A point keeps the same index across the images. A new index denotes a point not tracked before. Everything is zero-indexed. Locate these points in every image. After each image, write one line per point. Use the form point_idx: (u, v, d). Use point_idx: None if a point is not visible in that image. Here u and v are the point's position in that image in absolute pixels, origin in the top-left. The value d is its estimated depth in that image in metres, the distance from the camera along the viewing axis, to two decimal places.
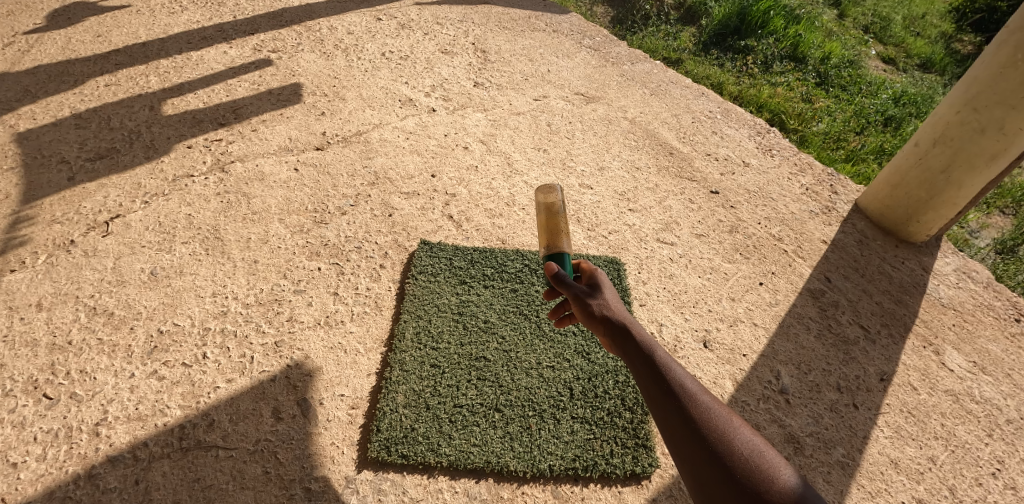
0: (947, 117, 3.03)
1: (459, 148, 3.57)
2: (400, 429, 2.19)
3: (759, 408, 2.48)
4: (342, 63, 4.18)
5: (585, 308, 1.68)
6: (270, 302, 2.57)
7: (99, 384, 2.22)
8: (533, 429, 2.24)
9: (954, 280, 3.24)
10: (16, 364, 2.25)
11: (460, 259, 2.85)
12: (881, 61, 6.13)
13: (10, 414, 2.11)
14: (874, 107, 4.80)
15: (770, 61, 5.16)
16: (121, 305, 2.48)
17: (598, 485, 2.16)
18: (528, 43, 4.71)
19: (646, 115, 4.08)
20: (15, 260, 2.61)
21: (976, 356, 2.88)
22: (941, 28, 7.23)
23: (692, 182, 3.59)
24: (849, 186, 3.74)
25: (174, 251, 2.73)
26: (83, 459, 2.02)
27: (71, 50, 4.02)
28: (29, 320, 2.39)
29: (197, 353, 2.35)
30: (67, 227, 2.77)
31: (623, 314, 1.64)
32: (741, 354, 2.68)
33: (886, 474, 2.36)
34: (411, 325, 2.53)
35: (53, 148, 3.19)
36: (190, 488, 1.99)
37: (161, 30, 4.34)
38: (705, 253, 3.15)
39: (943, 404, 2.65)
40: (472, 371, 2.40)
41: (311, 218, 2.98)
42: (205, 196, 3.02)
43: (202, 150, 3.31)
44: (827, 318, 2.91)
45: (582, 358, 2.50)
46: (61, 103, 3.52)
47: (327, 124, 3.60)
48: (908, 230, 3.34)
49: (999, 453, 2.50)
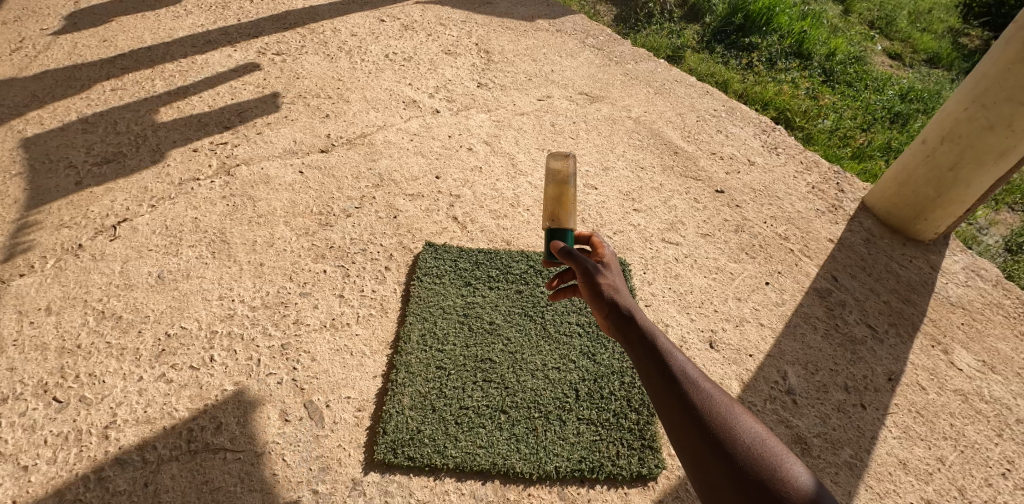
0: (955, 113, 3.00)
1: (462, 149, 3.57)
2: (407, 431, 2.19)
3: (766, 409, 2.47)
4: (346, 65, 4.19)
5: (590, 285, 1.68)
6: (277, 305, 2.58)
7: (108, 387, 2.24)
8: (538, 431, 2.24)
9: (963, 278, 3.21)
10: (26, 367, 2.27)
11: (465, 260, 2.85)
12: (887, 57, 6.09)
13: (21, 418, 2.13)
14: (881, 103, 4.75)
15: (775, 58, 5.15)
16: (129, 309, 2.50)
17: (604, 487, 2.15)
18: (531, 43, 4.70)
19: (649, 115, 4.07)
20: (24, 264, 2.63)
21: (985, 355, 2.85)
22: (949, 22, 7.15)
23: (697, 182, 3.58)
24: (855, 184, 3.70)
25: (180, 255, 2.75)
26: (92, 462, 2.03)
27: (78, 54, 4.05)
28: (38, 324, 2.41)
29: (204, 356, 2.36)
30: (75, 232, 2.79)
31: (626, 298, 1.64)
32: (747, 354, 2.67)
33: (895, 475, 2.35)
34: (416, 326, 2.53)
35: (61, 153, 3.22)
36: (199, 491, 2.00)
37: (166, 34, 4.36)
38: (711, 253, 3.14)
39: (952, 403, 2.63)
40: (478, 373, 2.40)
41: (317, 220, 2.99)
42: (211, 199, 3.04)
43: (207, 153, 3.32)
44: (834, 318, 2.89)
45: (587, 360, 2.50)
46: (68, 107, 3.55)
47: (331, 126, 3.61)
48: (915, 228, 3.31)
49: (1010, 453, 2.48)
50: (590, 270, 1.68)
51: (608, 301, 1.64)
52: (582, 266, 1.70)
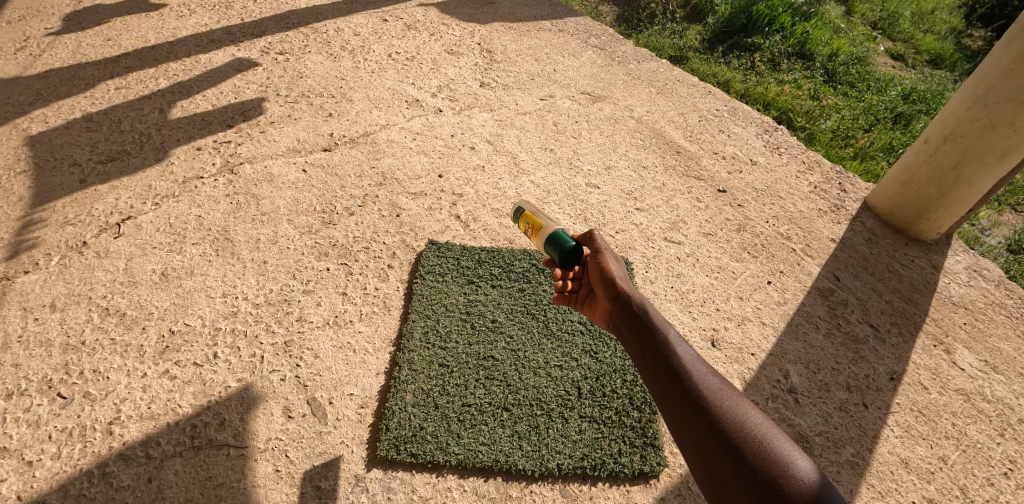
0: (956, 113, 3.01)
1: (465, 148, 3.58)
2: (410, 428, 2.20)
3: (768, 407, 2.47)
4: (349, 64, 4.21)
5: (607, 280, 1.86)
6: (281, 302, 2.59)
7: (112, 383, 2.25)
8: (540, 428, 2.25)
9: (965, 278, 3.21)
10: (30, 364, 2.28)
11: (467, 259, 2.86)
12: (889, 57, 6.08)
13: (26, 413, 2.14)
14: (883, 104, 4.76)
15: (777, 58, 5.15)
16: (133, 305, 2.51)
17: (607, 484, 2.16)
18: (534, 43, 4.71)
19: (653, 115, 4.07)
20: (28, 261, 2.64)
21: (987, 355, 2.85)
22: (952, 23, 7.13)
23: (699, 182, 3.58)
24: (857, 183, 3.70)
25: (184, 252, 2.76)
26: (96, 457, 2.04)
27: (82, 53, 4.06)
28: (43, 321, 2.42)
29: (208, 353, 2.37)
30: (79, 229, 2.81)
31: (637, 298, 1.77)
32: (749, 353, 2.68)
33: (896, 474, 2.35)
34: (419, 324, 2.54)
35: (66, 151, 3.23)
36: (203, 487, 2.01)
37: (170, 33, 4.38)
38: (713, 252, 3.14)
39: (954, 403, 2.63)
40: (480, 371, 2.41)
41: (320, 218, 3.00)
42: (215, 197, 3.05)
43: (212, 151, 3.34)
44: (836, 317, 2.90)
45: (589, 358, 2.50)
46: (72, 106, 3.56)
47: (334, 125, 3.62)
48: (918, 228, 3.31)
49: (1012, 453, 2.48)
50: (603, 251, 1.94)
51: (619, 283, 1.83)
52: (595, 250, 1.96)
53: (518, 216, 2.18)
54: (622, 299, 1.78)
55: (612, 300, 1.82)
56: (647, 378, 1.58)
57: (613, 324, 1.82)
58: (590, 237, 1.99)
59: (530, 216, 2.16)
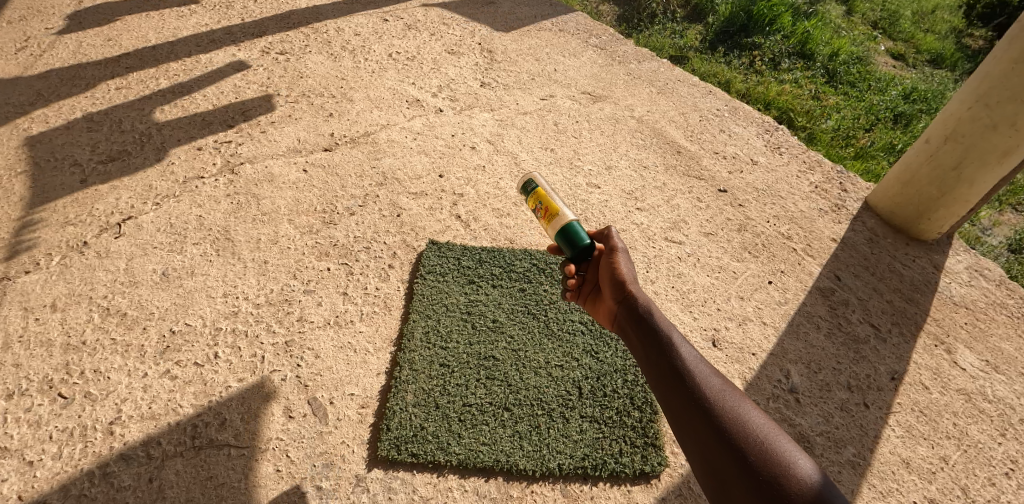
0: (958, 113, 3.00)
1: (466, 148, 3.58)
2: (411, 428, 2.20)
3: (769, 407, 2.47)
4: (349, 64, 4.21)
5: (614, 279, 1.85)
6: (281, 302, 2.59)
7: (113, 383, 2.24)
8: (541, 428, 2.25)
9: (966, 278, 3.20)
10: (31, 364, 2.28)
11: (468, 259, 2.86)
12: (890, 57, 6.08)
13: (27, 413, 2.14)
14: (884, 104, 4.75)
15: (778, 58, 5.14)
16: (134, 305, 2.51)
17: (607, 484, 2.16)
18: (534, 43, 4.71)
19: (653, 115, 4.07)
20: (29, 261, 2.64)
21: (988, 354, 2.85)
22: (952, 23, 7.12)
23: (700, 181, 3.58)
24: (858, 183, 3.70)
25: (185, 252, 2.76)
26: (97, 457, 2.04)
27: (82, 53, 4.06)
28: (44, 321, 2.42)
29: (208, 353, 2.37)
30: (80, 228, 2.81)
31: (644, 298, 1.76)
32: (750, 353, 2.67)
33: (897, 474, 2.35)
34: (420, 324, 2.54)
35: (66, 151, 3.23)
36: (203, 487, 2.01)
37: (170, 33, 4.38)
38: (714, 252, 3.14)
39: (955, 403, 2.62)
40: (481, 371, 2.40)
41: (321, 218, 3.00)
42: (216, 197, 3.05)
43: (212, 151, 3.34)
44: (837, 317, 2.89)
45: (590, 358, 2.50)
46: (73, 106, 3.56)
47: (335, 125, 3.62)
48: (918, 227, 3.31)
49: (1013, 453, 2.48)
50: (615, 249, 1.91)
51: (626, 282, 1.82)
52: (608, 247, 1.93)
53: (531, 195, 2.13)
54: (628, 300, 1.77)
55: (619, 301, 1.81)
56: (651, 378, 1.58)
57: (618, 325, 1.81)
58: (608, 234, 1.96)
59: (544, 196, 2.10)
